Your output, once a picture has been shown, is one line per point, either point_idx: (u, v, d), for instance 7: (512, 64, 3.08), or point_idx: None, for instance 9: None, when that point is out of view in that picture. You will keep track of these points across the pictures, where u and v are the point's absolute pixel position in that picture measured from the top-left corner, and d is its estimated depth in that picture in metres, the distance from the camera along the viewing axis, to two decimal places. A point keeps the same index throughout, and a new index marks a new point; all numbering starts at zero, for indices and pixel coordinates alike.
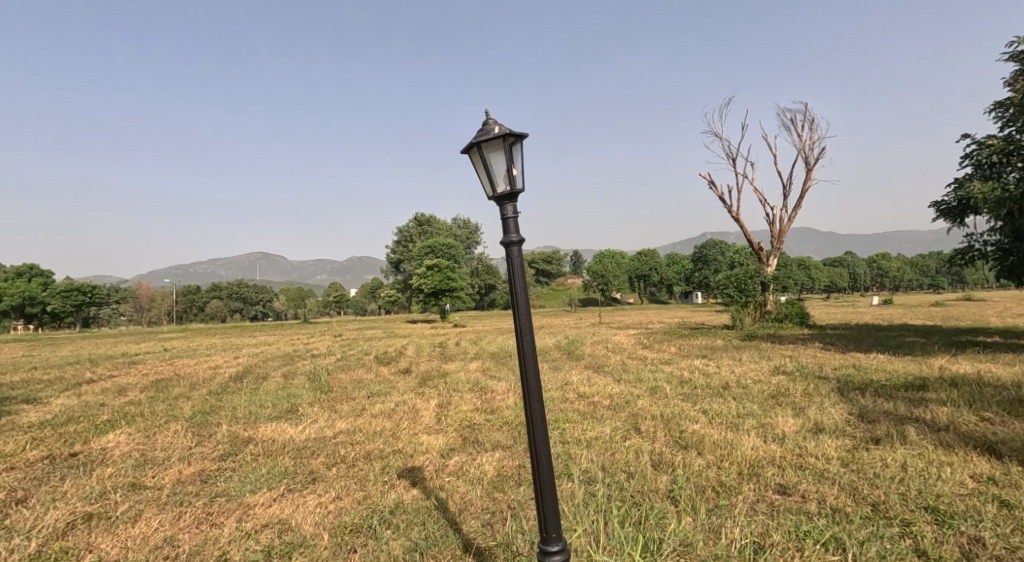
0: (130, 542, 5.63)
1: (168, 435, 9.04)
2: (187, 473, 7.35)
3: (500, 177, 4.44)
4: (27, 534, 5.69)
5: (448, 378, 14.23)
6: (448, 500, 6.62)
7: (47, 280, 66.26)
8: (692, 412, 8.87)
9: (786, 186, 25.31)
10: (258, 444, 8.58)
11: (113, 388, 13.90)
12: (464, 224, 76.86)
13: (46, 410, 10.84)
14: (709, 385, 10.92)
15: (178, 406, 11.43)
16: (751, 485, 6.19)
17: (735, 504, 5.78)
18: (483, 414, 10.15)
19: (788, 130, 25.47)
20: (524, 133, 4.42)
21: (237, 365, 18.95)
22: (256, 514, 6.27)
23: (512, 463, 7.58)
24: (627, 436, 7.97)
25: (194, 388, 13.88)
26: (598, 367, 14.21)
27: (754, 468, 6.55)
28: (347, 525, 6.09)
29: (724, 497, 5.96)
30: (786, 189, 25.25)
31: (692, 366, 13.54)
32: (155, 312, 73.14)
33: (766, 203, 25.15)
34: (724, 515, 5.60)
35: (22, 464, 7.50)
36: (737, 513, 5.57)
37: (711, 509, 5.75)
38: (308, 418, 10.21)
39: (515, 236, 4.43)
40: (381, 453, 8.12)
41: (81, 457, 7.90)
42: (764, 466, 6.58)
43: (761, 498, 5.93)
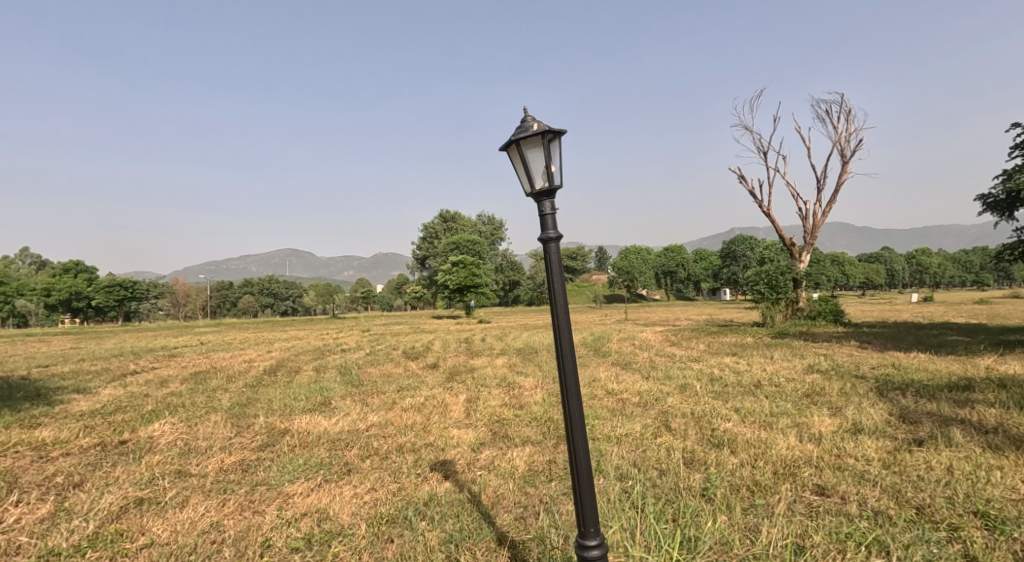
0: (179, 526, 5.84)
1: (209, 425, 9.33)
2: (229, 462, 7.58)
3: (538, 173, 4.47)
4: (86, 516, 5.95)
5: (476, 373, 14.30)
6: (481, 493, 6.70)
7: (91, 275, 68.89)
8: (724, 410, 8.76)
9: (820, 180, 24.71)
10: (294, 435, 8.79)
11: (155, 379, 14.39)
12: (489, 221, 77.36)
13: (95, 399, 11.31)
14: (740, 384, 10.78)
15: (216, 397, 11.79)
16: (788, 484, 6.11)
17: (773, 504, 5.72)
18: (512, 409, 10.22)
19: (823, 122, 24.86)
20: (562, 130, 4.44)
21: (270, 358, 19.43)
22: (295, 503, 6.44)
23: (542, 458, 7.63)
24: (658, 433, 7.92)
25: (231, 381, 14.28)
26: (626, 364, 14.15)
27: (790, 468, 6.47)
28: (383, 516, 6.21)
29: (761, 496, 5.90)
30: (820, 183, 24.66)
31: (722, 363, 13.38)
32: (191, 306, 75.32)
33: (799, 198, 24.60)
34: (761, 514, 5.55)
35: (76, 450, 7.83)
36: (775, 513, 5.51)
37: (747, 508, 5.71)
38: (341, 411, 10.41)
39: (553, 232, 4.45)
40: (413, 446, 8.24)
41: (129, 444, 8.21)
42: (801, 466, 6.49)
43: (799, 498, 5.85)
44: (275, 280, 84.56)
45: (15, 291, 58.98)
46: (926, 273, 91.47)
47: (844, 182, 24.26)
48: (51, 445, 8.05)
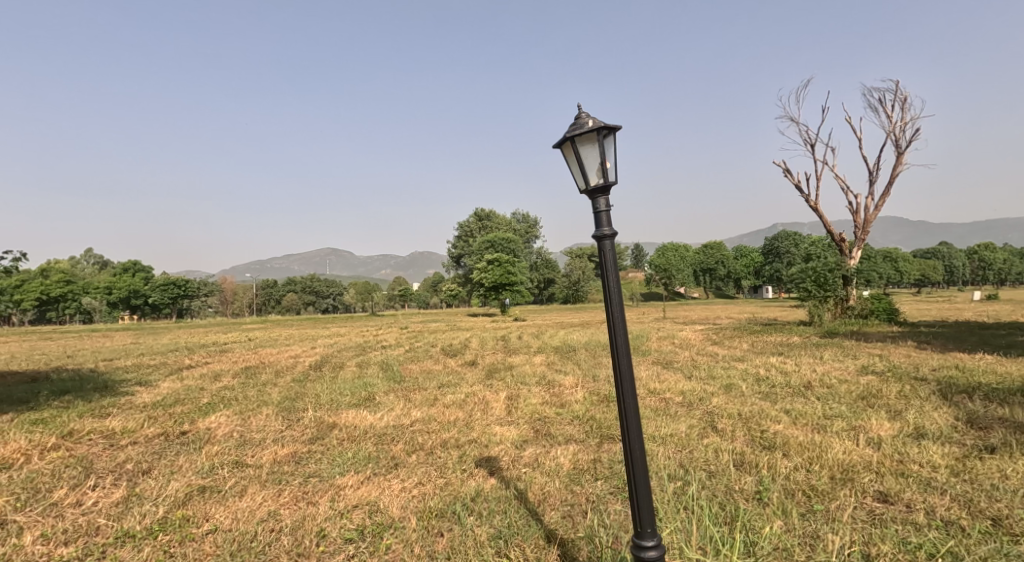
0: (240, 514, 6.05)
1: (261, 418, 9.63)
2: (282, 454, 7.81)
3: (593, 170, 4.46)
4: (154, 501, 6.22)
5: (514, 371, 14.30)
6: (527, 490, 6.71)
7: (148, 274, 72.21)
8: (774, 412, 8.55)
9: (872, 172, 23.78)
10: (342, 429, 9.01)
11: (209, 373, 15.00)
12: (525, 219, 77.63)
13: (155, 391, 11.85)
14: (789, 384, 10.50)
15: (266, 391, 12.18)
16: (847, 490, 5.92)
17: (833, 510, 5.56)
18: (553, 407, 10.21)
19: (876, 111, 23.91)
20: (617, 126, 4.42)
21: (315, 354, 19.97)
22: (346, 495, 6.58)
23: (586, 457, 7.59)
24: (704, 434, 7.78)
25: (279, 375, 14.74)
26: (666, 363, 13.93)
27: (849, 472, 6.27)
28: (431, 510, 6.30)
29: (818, 501, 5.75)
30: (872, 175, 23.73)
31: (768, 363, 13.04)
32: (238, 304, 78.08)
33: (849, 192, 23.78)
34: (821, 520, 5.40)
35: (141, 440, 8.19)
36: (835, 520, 5.37)
37: (805, 513, 5.56)
38: (385, 406, 10.61)
39: (607, 229, 4.44)
40: (456, 442, 8.32)
41: (190, 435, 8.54)
42: (861, 471, 6.28)
43: (861, 504, 5.67)
44: (317, 278, 86.54)
45: (80, 289, 62.12)
46: (990, 269, 86.63)
47: (898, 174, 23.27)
48: (120, 433, 8.45)
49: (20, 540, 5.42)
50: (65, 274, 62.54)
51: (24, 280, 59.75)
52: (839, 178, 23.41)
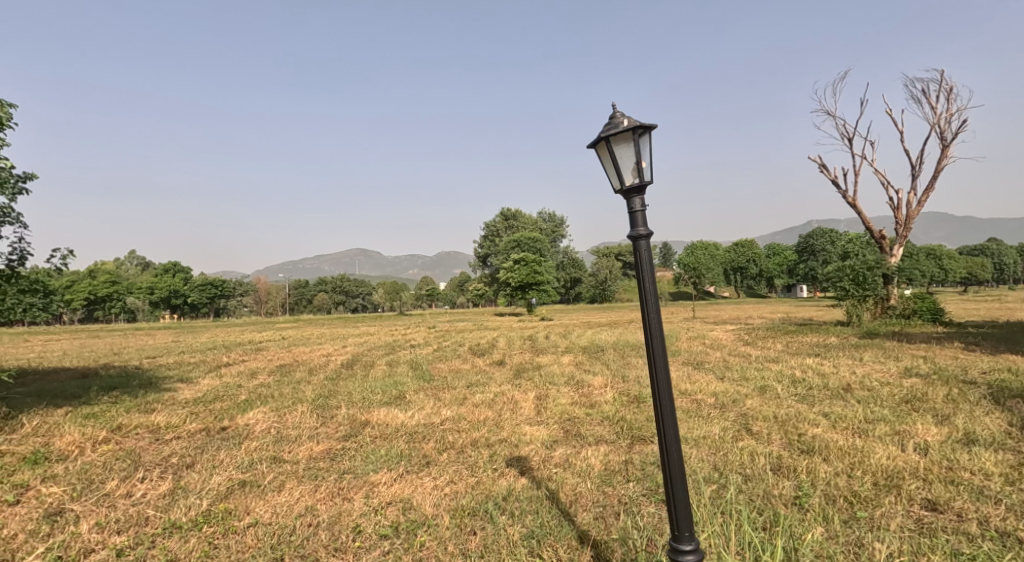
0: (279, 508, 6.20)
1: (296, 415, 9.84)
2: (318, 450, 7.97)
3: (628, 170, 4.45)
4: (199, 494, 6.42)
5: (542, 371, 14.29)
6: (559, 491, 6.72)
7: (186, 275, 74.36)
8: (812, 415, 8.38)
9: (915, 167, 23.07)
10: (375, 427, 9.14)
11: (246, 371, 15.38)
12: (551, 218, 77.58)
13: (196, 388, 12.21)
14: (827, 386, 10.28)
15: (301, 389, 12.44)
16: (892, 497, 5.78)
17: (877, 517, 5.44)
18: (583, 407, 10.19)
19: (919, 103, 23.18)
20: (653, 125, 4.40)
21: (346, 353, 20.29)
22: (380, 492, 6.69)
23: (618, 458, 7.56)
24: (738, 437, 7.68)
25: (312, 373, 15.03)
26: (698, 364, 13.77)
27: (894, 479, 6.12)
28: (464, 508, 6.36)
29: (861, 508, 5.63)
30: (915, 169, 23.01)
31: (804, 364, 12.79)
32: (272, 303, 79.91)
33: (890, 187, 23.11)
34: (864, 528, 5.29)
35: (184, 434, 8.46)
36: (880, 528, 5.25)
37: (847, 520, 5.45)
38: (416, 405, 10.74)
39: (643, 229, 4.42)
40: (487, 441, 8.36)
41: (229, 430, 8.78)
42: (906, 478, 6.12)
43: (907, 513, 5.53)
44: (347, 277, 87.75)
45: (124, 289, 64.13)
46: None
47: (943, 167, 22.52)
48: (164, 428, 8.73)
49: (75, 528, 5.65)
50: (110, 273, 64.68)
51: (73, 280, 62.19)
52: (879, 173, 22.77)
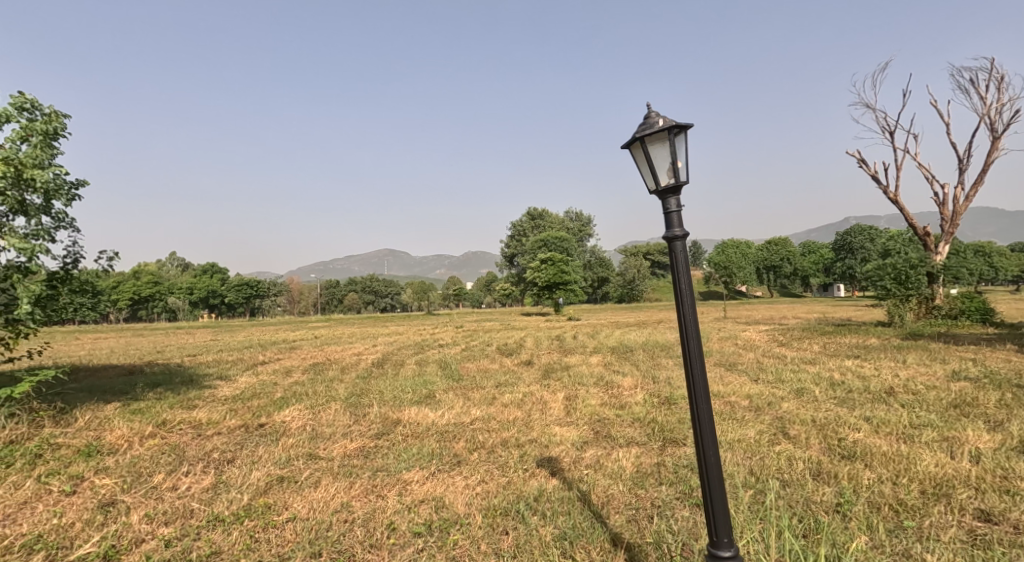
0: (316, 504, 6.32)
1: (330, 413, 10.01)
2: (351, 448, 8.10)
3: (663, 170, 4.42)
4: (239, 488, 6.59)
5: (571, 371, 14.24)
6: (591, 492, 6.70)
7: (223, 275, 76.32)
8: (852, 419, 8.19)
9: (963, 160, 22.31)
10: (406, 425, 9.25)
11: (281, 369, 15.72)
12: (577, 217, 77.28)
13: (234, 385, 12.53)
14: (868, 389, 10.02)
15: (334, 387, 12.65)
16: (941, 507, 5.62)
17: (924, 528, 5.30)
18: (613, 408, 10.13)
19: (968, 93, 22.42)
20: (688, 124, 4.36)
21: (376, 352, 20.55)
22: (413, 490, 6.76)
23: (650, 461, 7.50)
24: (775, 440, 7.54)
25: (344, 372, 15.27)
26: (730, 365, 13.55)
27: (943, 488, 5.95)
28: (496, 508, 6.39)
29: (908, 517, 5.48)
30: (963, 163, 22.26)
31: (843, 367, 12.48)
32: (304, 303, 81.43)
33: (936, 181, 22.39)
34: (911, 538, 5.16)
35: (224, 430, 8.69)
36: (928, 540, 5.10)
37: (892, 530, 5.32)
38: (446, 404, 10.82)
39: (678, 230, 4.39)
40: (517, 442, 8.38)
41: (267, 427, 8.98)
42: (957, 487, 5.94)
43: (957, 524, 5.37)
44: (377, 277, 88.70)
45: (166, 289, 65.95)
46: None
47: (993, 160, 21.74)
48: (205, 424, 8.99)
49: (126, 518, 5.85)
50: (152, 274, 66.69)
51: (119, 281, 64.42)
52: (923, 167, 22.09)
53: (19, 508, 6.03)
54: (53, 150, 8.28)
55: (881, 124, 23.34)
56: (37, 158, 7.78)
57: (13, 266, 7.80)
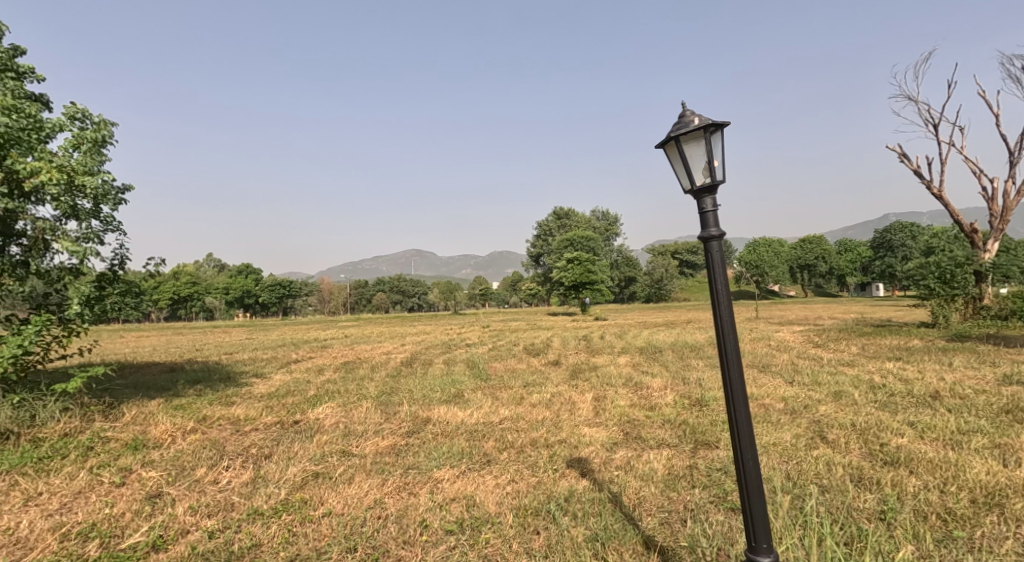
0: (351, 500, 6.42)
1: (362, 410, 10.15)
2: (383, 446, 8.20)
3: (698, 169, 4.37)
4: (278, 483, 6.74)
5: (599, 372, 14.16)
6: (622, 494, 6.66)
7: (257, 275, 78.02)
8: (895, 423, 7.97)
9: (1014, 153, 21.43)
10: (436, 424, 9.33)
11: (313, 367, 15.98)
12: (604, 216, 76.75)
13: (269, 382, 12.81)
14: (911, 393, 9.74)
15: (365, 385, 12.82)
16: (993, 517, 5.44)
17: (975, 539, 5.14)
18: (643, 409, 10.06)
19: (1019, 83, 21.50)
20: (725, 122, 4.30)
21: (405, 351, 20.74)
22: (444, 488, 6.82)
23: (682, 463, 7.42)
24: (812, 445, 7.39)
25: (374, 371, 15.45)
26: (764, 366, 13.28)
27: (995, 497, 5.75)
28: (527, 507, 6.39)
29: (957, 527, 5.33)
30: (1014, 156, 21.37)
31: (884, 369, 12.15)
32: (335, 302, 82.67)
33: (984, 175, 21.55)
34: (961, 550, 5.01)
35: (261, 427, 8.89)
36: (978, 553, 4.95)
37: (940, 540, 5.18)
38: (474, 403, 10.87)
39: (714, 230, 4.33)
40: (546, 442, 8.37)
41: (302, 424, 9.15)
42: (1010, 496, 5.74)
43: (1009, 535, 5.20)
44: (406, 277, 89.50)
45: (203, 289, 67.67)
46: None
47: None
48: (243, 420, 9.20)
49: (172, 510, 6.03)
50: (190, 276, 68.61)
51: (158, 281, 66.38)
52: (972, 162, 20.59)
53: (74, 498, 6.27)
54: (102, 157, 8.61)
55: (924, 116, 21.51)
56: (87, 165, 8.07)
57: (65, 268, 8.10)
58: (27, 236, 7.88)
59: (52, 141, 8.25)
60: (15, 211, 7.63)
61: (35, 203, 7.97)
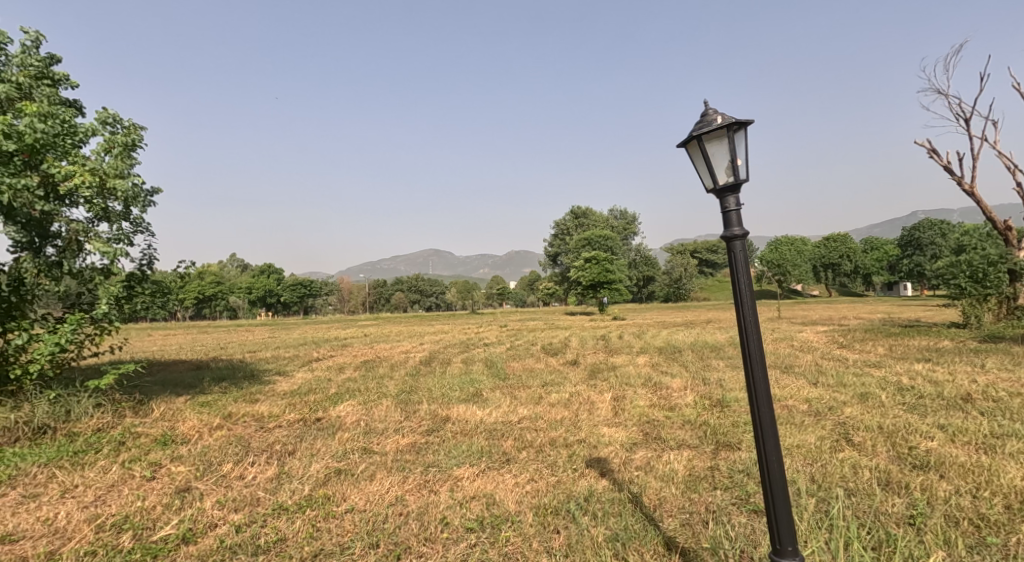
0: (373, 497, 6.49)
1: (382, 408, 10.23)
2: (404, 443, 8.27)
3: (721, 168, 4.34)
4: (301, 479, 6.83)
5: (618, 372, 14.09)
6: (643, 494, 6.64)
7: (279, 274, 79.08)
8: (925, 426, 7.82)
9: None
10: (456, 423, 9.37)
11: (334, 365, 16.16)
12: (622, 215, 76.37)
13: (291, 380, 12.98)
14: (941, 396, 9.54)
15: (385, 384, 12.93)
16: None
17: (1008, 546, 5.03)
18: (663, 410, 10.00)
19: None
20: (748, 120, 4.26)
21: (424, 350, 20.85)
22: (464, 486, 6.86)
23: (703, 465, 7.37)
24: (837, 447, 7.29)
25: (394, 369, 15.57)
26: (787, 367, 13.10)
27: None
28: (547, 507, 6.40)
29: (991, 534, 5.22)
30: None
31: (912, 371, 11.91)
32: (354, 301, 83.47)
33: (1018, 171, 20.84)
34: (994, 557, 4.91)
35: (285, 423, 9.02)
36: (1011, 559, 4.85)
37: (973, 547, 5.08)
38: (493, 402, 10.90)
39: (737, 229, 4.30)
40: (565, 441, 8.36)
41: (324, 421, 9.26)
42: None
43: None
44: (424, 277, 89.95)
45: (227, 289, 68.80)
46: None
47: None
48: (267, 417, 9.34)
49: (201, 504, 6.15)
50: (214, 276, 69.81)
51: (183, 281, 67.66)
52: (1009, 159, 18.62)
53: (107, 491, 6.42)
54: (132, 160, 8.79)
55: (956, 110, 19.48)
56: (119, 169, 8.25)
57: (97, 268, 8.28)
58: (62, 237, 8.08)
59: (85, 145, 8.45)
60: (50, 213, 7.82)
61: (69, 205, 8.16)
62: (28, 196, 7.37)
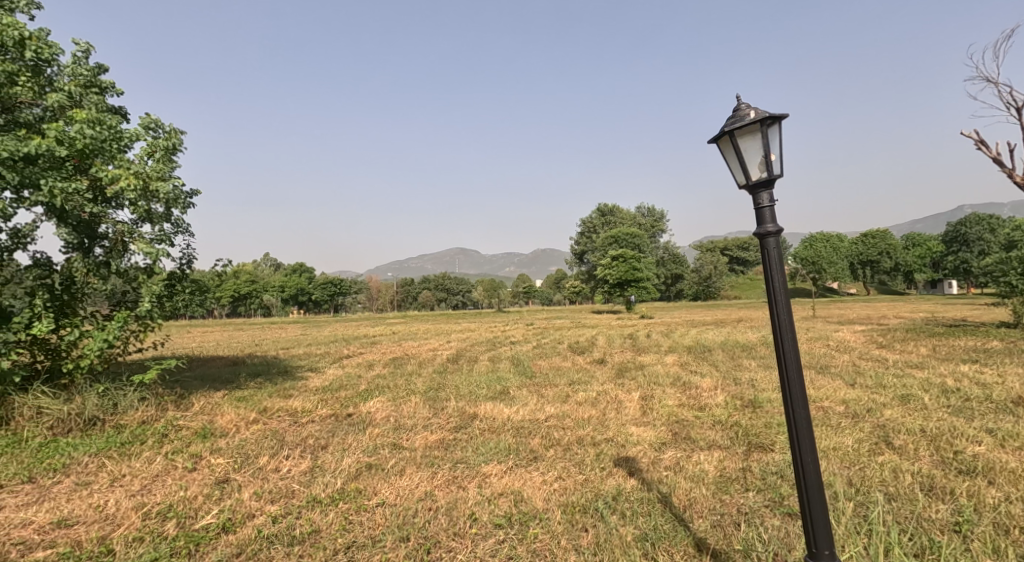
0: (402, 491, 6.58)
1: (411, 405, 10.35)
2: (433, 440, 8.35)
3: (754, 164, 4.28)
4: (333, 473, 6.96)
5: (646, 371, 13.99)
6: (673, 494, 6.59)
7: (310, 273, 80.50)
8: (971, 430, 7.58)
9: None
10: (483, 420, 9.42)
11: (364, 362, 16.40)
12: (649, 213, 75.70)
13: (323, 376, 13.23)
14: (987, 399, 9.23)
15: (413, 381, 13.06)
16: None
17: None
18: (692, 410, 9.91)
19: None
20: (782, 114, 4.20)
21: (452, 348, 21.02)
22: (492, 483, 6.90)
23: (735, 466, 7.28)
24: (875, 450, 7.13)
25: (422, 367, 15.71)
26: (822, 368, 12.82)
27: None
28: (575, 505, 6.40)
29: None
30: None
31: (955, 372, 11.55)
32: (383, 299, 84.42)
33: None
34: None
35: (317, 418, 9.19)
36: None
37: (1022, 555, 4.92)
38: (521, 400, 10.93)
39: (771, 226, 4.24)
40: (593, 440, 8.34)
41: (355, 417, 9.40)
42: None
43: None
44: (452, 275, 90.54)
45: (260, 288, 70.36)
46: None
47: None
48: (300, 412, 9.53)
49: (239, 495, 6.32)
50: (248, 275, 71.45)
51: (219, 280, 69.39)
52: None
53: (152, 480, 6.64)
54: (173, 163, 9.06)
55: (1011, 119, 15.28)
56: (161, 171, 8.52)
57: (140, 268, 8.54)
58: (108, 238, 8.36)
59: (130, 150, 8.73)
60: (97, 215, 8.11)
61: (115, 207, 8.43)
62: (77, 199, 7.67)
